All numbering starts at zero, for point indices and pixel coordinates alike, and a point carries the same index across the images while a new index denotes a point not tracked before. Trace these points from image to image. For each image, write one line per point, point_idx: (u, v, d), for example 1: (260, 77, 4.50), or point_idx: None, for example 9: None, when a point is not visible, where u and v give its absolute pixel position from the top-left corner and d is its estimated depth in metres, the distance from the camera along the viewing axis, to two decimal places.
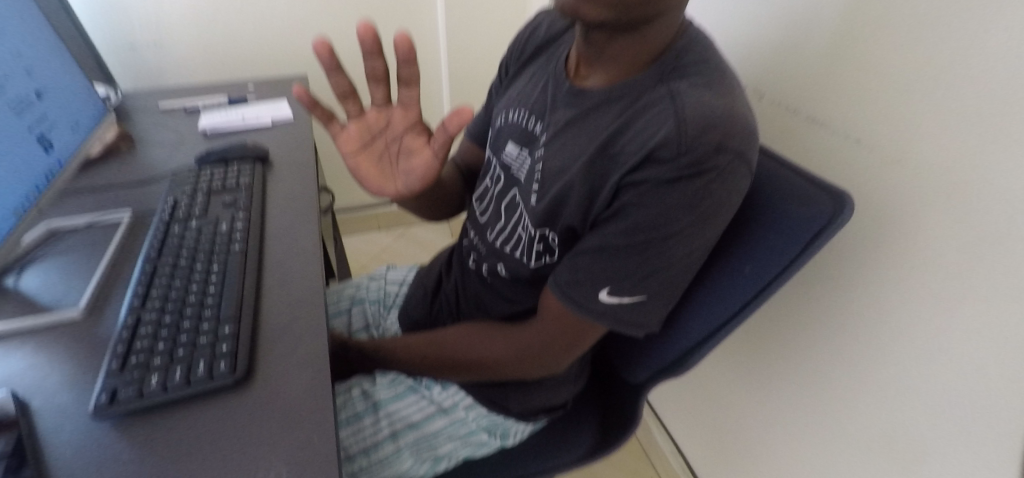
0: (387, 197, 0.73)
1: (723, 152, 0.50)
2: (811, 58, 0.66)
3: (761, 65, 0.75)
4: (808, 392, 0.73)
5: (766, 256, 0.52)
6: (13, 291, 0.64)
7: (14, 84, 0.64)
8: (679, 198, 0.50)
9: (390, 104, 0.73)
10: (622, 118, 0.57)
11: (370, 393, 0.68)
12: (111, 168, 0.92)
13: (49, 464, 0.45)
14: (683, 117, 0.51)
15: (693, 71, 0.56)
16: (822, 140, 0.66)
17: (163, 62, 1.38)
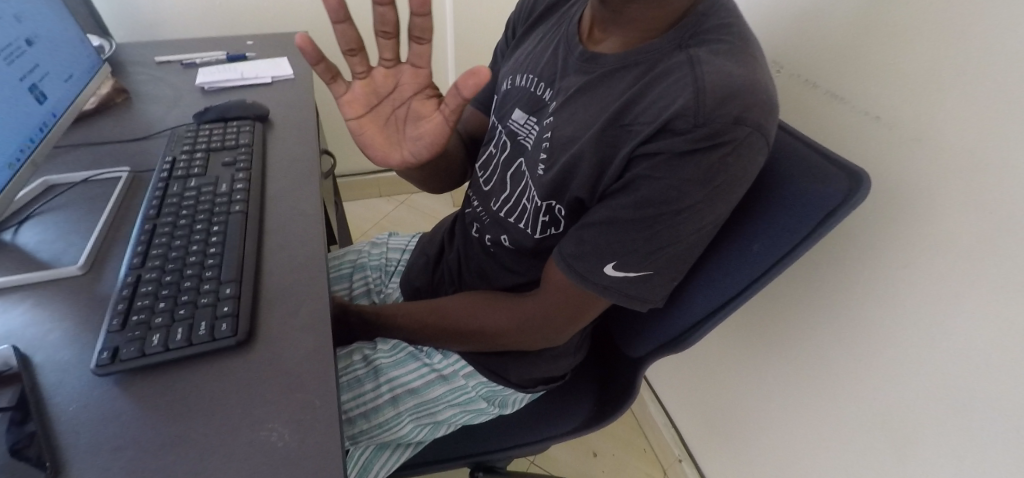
0: (391, 167, 0.72)
1: (741, 125, 0.48)
2: (833, 31, 0.64)
3: (779, 37, 0.73)
4: (805, 371, 0.74)
5: (778, 233, 0.52)
6: (11, 246, 0.64)
7: (2, 30, 0.61)
8: (693, 172, 0.49)
9: (398, 67, 0.71)
10: (637, 86, 0.55)
11: (371, 358, 0.69)
12: (108, 123, 0.90)
13: (54, 419, 0.45)
14: (702, 87, 0.49)
15: (713, 38, 0.54)
16: (837, 118, 0.65)
17: (158, 14, 1.33)
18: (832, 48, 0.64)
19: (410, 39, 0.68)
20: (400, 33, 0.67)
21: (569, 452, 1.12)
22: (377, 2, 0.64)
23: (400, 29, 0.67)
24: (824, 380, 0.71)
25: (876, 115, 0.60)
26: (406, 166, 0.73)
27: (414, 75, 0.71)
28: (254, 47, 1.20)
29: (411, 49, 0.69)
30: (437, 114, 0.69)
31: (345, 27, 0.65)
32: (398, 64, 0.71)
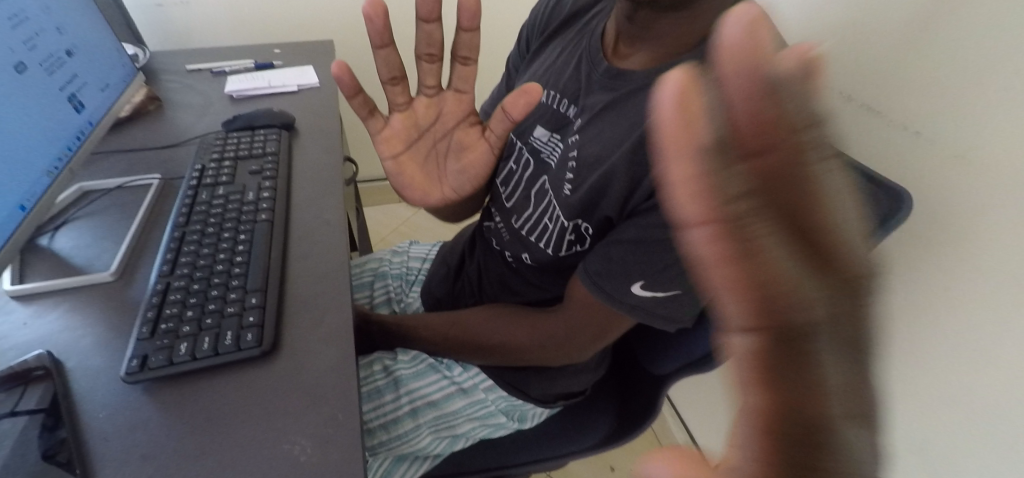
0: (433, 203, 0.73)
1: None
2: (872, 46, 0.63)
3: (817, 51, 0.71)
4: None
5: None
6: (48, 251, 0.65)
7: (43, 42, 0.63)
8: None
9: (440, 94, 0.71)
10: None
11: (391, 368, 0.69)
12: (141, 130, 0.92)
13: (84, 425, 0.47)
14: None
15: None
16: (875, 135, 0.63)
17: (191, 23, 1.36)
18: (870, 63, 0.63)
19: (455, 60, 0.68)
20: (444, 54, 0.68)
21: (587, 465, 1.11)
22: (424, 20, 0.65)
23: (444, 50, 0.67)
24: None
25: (917, 131, 0.58)
26: (447, 202, 0.74)
27: (457, 101, 0.71)
28: (284, 55, 1.22)
29: (453, 71, 0.70)
30: (481, 145, 0.70)
31: (384, 51, 0.65)
32: (440, 90, 0.71)
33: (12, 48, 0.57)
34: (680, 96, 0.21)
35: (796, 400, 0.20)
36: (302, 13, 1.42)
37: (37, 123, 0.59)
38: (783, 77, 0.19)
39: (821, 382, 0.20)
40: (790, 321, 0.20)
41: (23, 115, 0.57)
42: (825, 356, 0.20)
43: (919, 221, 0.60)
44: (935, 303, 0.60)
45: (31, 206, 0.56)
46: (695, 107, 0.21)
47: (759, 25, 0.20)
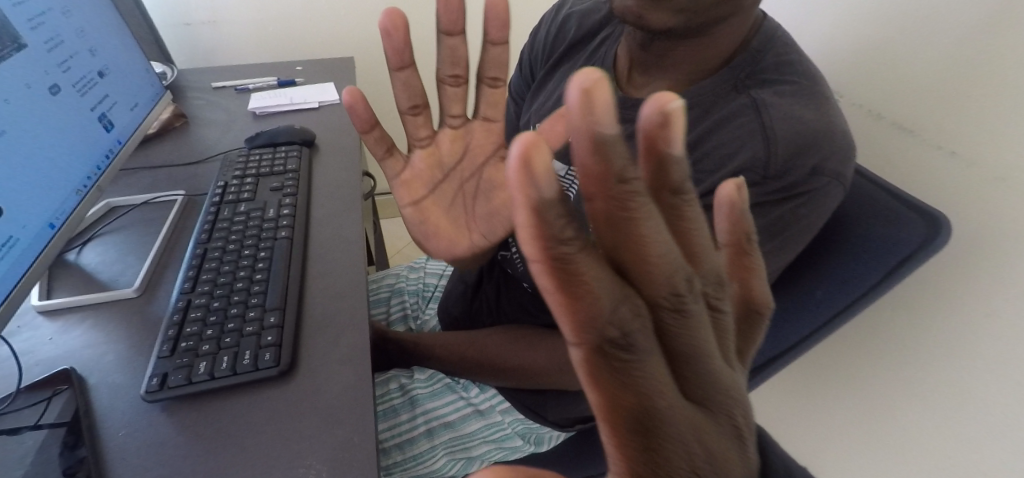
0: (460, 252, 0.69)
1: (818, 176, 0.54)
2: (907, 64, 0.62)
3: (852, 69, 0.70)
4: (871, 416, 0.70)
5: (844, 282, 0.49)
6: (75, 266, 0.67)
7: (76, 64, 0.66)
8: (761, 222, 0.55)
9: (464, 127, 0.70)
10: (699, 130, 0.61)
11: (408, 387, 0.71)
12: (167, 146, 0.95)
13: (104, 443, 0.47)
14: (772, 136, 0.56)
15: (779, 79, 0.60)
16: (906, 153, 0.62)
17: (219, 41, 1.40)
18: (905, 81, 0.62)
19: (483, 81, 0.68)
20: (470, 75, 0.68)
21: None
22: (446, 33, 0.65)
23: (470, 72, 0.67)
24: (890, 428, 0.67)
25: (953, 150, 0.57)
26: (476, 250, 0.70)
27: (484, 135, 0.70)
28: (306, 72, 1.25)
29: (479, 93, 0.69)
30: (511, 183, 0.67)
31: (404, 75, 0.65)
32: (464, 121, 0.70)
33: (47, 72, 0.60)
34: (529, 156, 0.26)
35: (625, 381, 0.30)
36: (327, 31, 1.45)
37: (67, 142, 0.61)
38: (614, 144, 0.27)
39: (642, 365, 0.30)
40: (611, 330, 0.29)
41: (54, 135, 0.59)
42: (638, 346, 0.30)
43: (956, 244, 0.58)
44: (972, 328, 0.58)
45: (60, 225, 0.57)
46: (540, 164, 0.26)
47: (598, 92, 0.25)
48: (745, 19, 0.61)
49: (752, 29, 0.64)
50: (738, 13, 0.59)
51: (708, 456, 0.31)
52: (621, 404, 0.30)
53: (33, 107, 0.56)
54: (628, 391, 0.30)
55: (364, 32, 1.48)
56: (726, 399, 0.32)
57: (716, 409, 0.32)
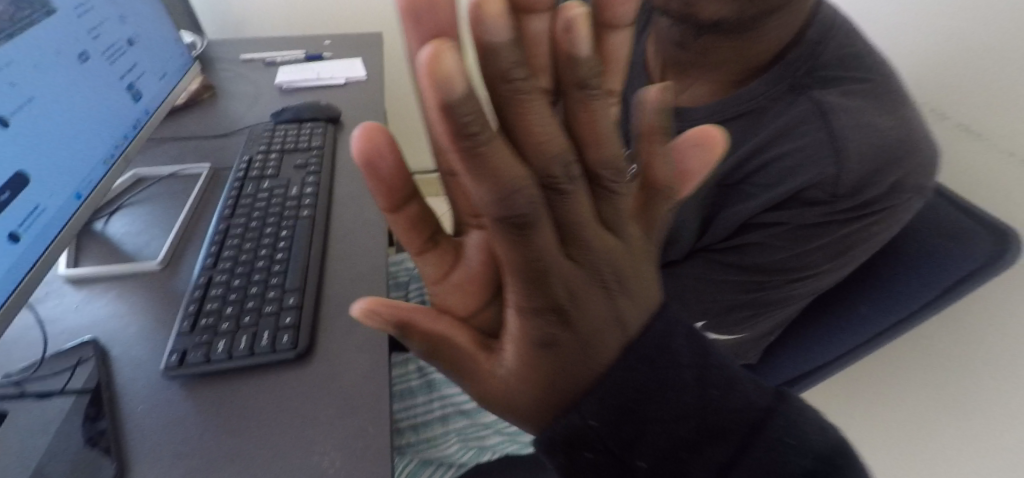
0: None
1: (897, 193, 0.53)
2: (982, 67, 0.60)
3: (928, 70, 0.68)
4: (966, 408, 0.71)
5: (891, 301, 0.52)
6: (101, 236, 0.67)
7: (105, 31, 0.65)
8: (825, 240, 0.56)
9: None
10: (769, 134, 0.60)
11: (426, 369, 0.70)
12: (195, 118, 0.95)
13: (123, 417, 0.47)
14: (845, 147, 0.54)
15: (844, 76, 0.60)
16: (980, 160, 0.61)
17: (248, 12, 1.39)
18: (982, 83, 0.60)
19: None
20: None
21: None
22: None
23: None
24: (971, 411, 0.71)
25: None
26: None
27: None
28: (335, 47, 1.23)
29: None
30: None
31: None
32: None
33: (76, 39, 0.59)
34: (436, 53, 0.21)
35: (535, 256, 0.27)
36: (356, 3, 1.43)
37: (95, 110, 0.60)
38: (501, 50, 0.23)
39: (541, 240, 0.27)
40: (518, 210, 0.25)
41: (81, 103, 0.58)
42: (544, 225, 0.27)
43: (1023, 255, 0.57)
44: None
45: (88, 194, 0.57)
46: (450, 63, 0.21)
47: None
48: (794, 15, 0.59)
49: (804, 22, 0.62)
50: (786, 6, 0.56)
51: (581, 319, 0.31)
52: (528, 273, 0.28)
53: (61, 74, 0.56)
54: (517, 259, 0.27)
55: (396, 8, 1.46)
56: (607, 263, 0.30)
57: (595, 272, 0.30)
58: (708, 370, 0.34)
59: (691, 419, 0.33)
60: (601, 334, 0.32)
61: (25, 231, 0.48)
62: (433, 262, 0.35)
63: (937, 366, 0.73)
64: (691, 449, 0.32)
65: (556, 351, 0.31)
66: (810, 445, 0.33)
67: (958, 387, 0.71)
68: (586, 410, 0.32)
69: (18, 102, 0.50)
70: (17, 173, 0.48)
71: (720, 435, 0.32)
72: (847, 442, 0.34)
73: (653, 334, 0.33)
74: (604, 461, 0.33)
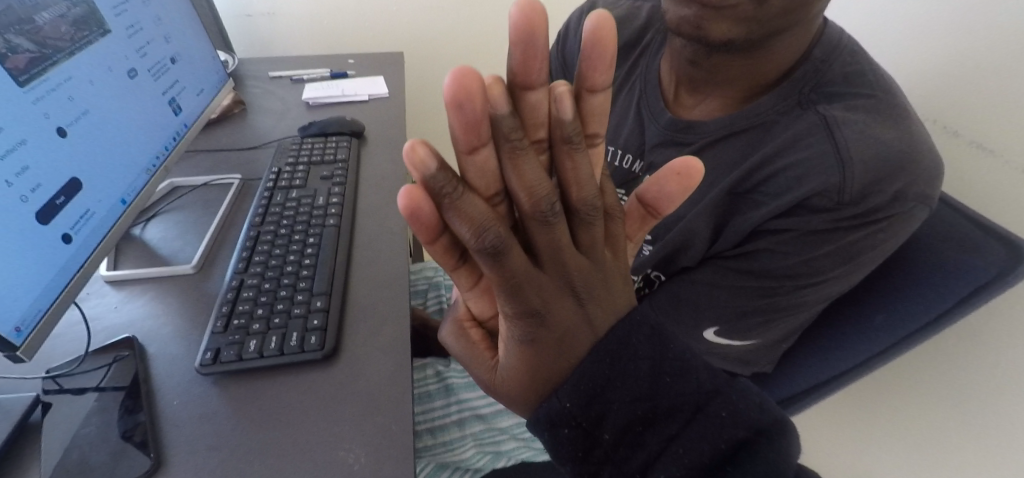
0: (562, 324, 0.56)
1: (901, 201, 0.54)
2: (991, 85, 0.62)
3: (936, 88, 0.69)
4: (984, 422, 0.71)
5: (904, 313, 0.53)
6: (139, 240, 0.71)
7: (152, 50, 0.70)
8: (831, 247, 0.57)
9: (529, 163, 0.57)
10: (779, 144, 0.62)
11: (443, 375, 0.73)
12: (226, 132, 0.99)
13: (160, 410, 0.50)
14: (850, 159, 0.56)
15: (850, 92, 0.62)
16: (990, 174, 0.62)
17: (276, 32, 1.45)
18: (994, 102, 0.61)
19: None
20: None
21: None
22: None
23: None
24: (989, 425, 0.71)
25: None
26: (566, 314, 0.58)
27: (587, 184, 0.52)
28: (358, 66, 1.28)
29: None
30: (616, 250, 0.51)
31: None
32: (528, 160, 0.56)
33: (126, 56, 0.64)
34: (412, 147, 0.32)
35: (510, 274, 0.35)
36: (377, 25, 1.48)
37: (140, 122, 0.64)
38: (502, 119, 0.33)
39: (514, 266, 0.35)
40: (489, 244, 0.33)
41: (129, 114, 0.62)
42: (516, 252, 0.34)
43: None
44: None
45: (131, 201, 0.60)
46: (421, 152, 0.32)
47: (475, 78, 0.32)
48: (803, 36, 0.61)
49: (811, 42, 0.64)
50: (796, 27, 0.58)
51: (553, 318, 0.37)
52: (506, 288, 0.35)
53: (112, 88, 0.60)
54: (496, 277, 0.35)
55: (416, 29, 1.51)
56: (578, 276, 0.37)
57: (562, 278, 0.37)
58: (663, 361, 0.38)
59: (645, 401, 0.37)
60: (573, 332, 0.38)
61: (75, 234, 0.51)
62: (465, 274, 0.43)
63: (953, 382, 0.74)
64: (645, 424, 0.37)
65: (533, 346, 0.38)
66: (746, 417, 0.36)
67: (974, 402, 0.71)
68: (562, 395, 0.38)
69: (76, 113, 0.53)
70: (71, 179, 0.52)
71: (670, 414, 0.37)
72: (787, 421, 0.37)
73: (616, 335, 0.38)
74: (576, 438, 0.38)
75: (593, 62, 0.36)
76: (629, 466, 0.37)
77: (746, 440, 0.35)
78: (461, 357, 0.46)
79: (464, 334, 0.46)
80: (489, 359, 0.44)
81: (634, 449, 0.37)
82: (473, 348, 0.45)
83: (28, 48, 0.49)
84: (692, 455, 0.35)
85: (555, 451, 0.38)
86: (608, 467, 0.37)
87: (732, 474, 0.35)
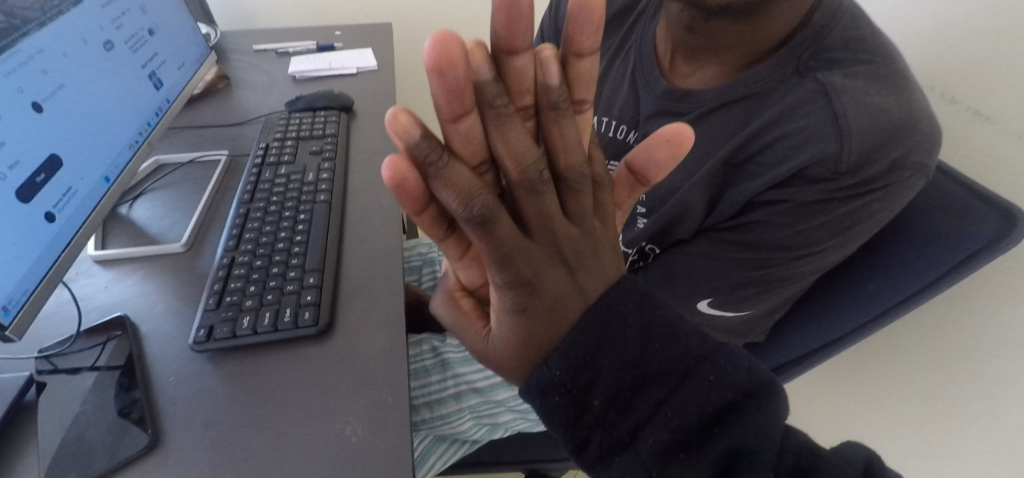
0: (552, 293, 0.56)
1: (898, 171, 0.54)
2: (991, 49, 0.61)
3: (935, 53, 0.69)
4: (974, 385, 0.73)
5: (898, 280, 0.54)
6: (127, 219, 0.70)
7: (128, 21, 0.67)
8: (826, 218, 0.56)
9: None
10: (776, 112, 0.61)
11: (439, 350, 0.71)
12: (211, 107, 0.97)
13: (155, 388, 0.50)
14: (847, 128, 0.55)
15: (849, 58, 0.61)
16: (987, 141, 0.62)
17: (260, 4, 1.40)
18: (993, 66, 0.61)
19: None
20: None
21: None
22: None
23: None
24: (979, 388, 0.72)
25: None
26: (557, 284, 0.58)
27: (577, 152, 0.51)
28: (345, 38, 1.25)
29: None
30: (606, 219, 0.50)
31: None
32: None
33: (102, 27, 0.61)
34: (394, 115, 0.32)
35: (498, 241, 0.35)
36: None
37: (120, 98, 0.62)
38: (486, 85, 0.32)
39: (501, 233, 0.35)
40: (476, 212, 0.33)
41: (108, 88, 0.60)
42: (502, 219, 0.34)
43: None
44: None
45: (114, 178, 0.59)
46: (404, 120, 0.32)
47: (456, 42, 0.31)
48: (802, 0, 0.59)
49: (810, 8, 0.62)
50: None
51: (543, 286, 0.37)
52: (494, 255, 0.36)
53: (89, 62, 0.58)
54: (484, 245, 0.35)
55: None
56: (566, 243, 0.37)
57: (551, 245, 0.37)
58: (652, 326, 0.37)
59: (634, 367, 0.36)
60: (563, 299, 0.38)
61: (59, 212, 0.50)
62: (454, 244, 0.42)
63: (944, 347, 0.75)
64: (635, 389, 0.36)
65: (525, 315, 0.38)
66: (735, 380, 0.35)
67: (964, 366, 0.73)
68: (552, 363, 0.38)
69: (52, 87, 0.52)
70: (50, 156, 0.50)
71: (659, 378, 0.36)
72: (777, 382, 0.36)
73: (605, 301, 0.38)
74: (567, 405, 0.37)
75: (580, 25, 0.35)
76: (619, 430, 0.36)
77: (733, 402, 0.35)
78: (453, 326, 0.46)
79: (454, 302, 0.46)
80: (480, 327, 0.45)
81: (624, 414, 0.36)
82: (464, 315, 0.45)
83: None
84: (680, 418, 0.35)
85: (546, 417, 0.38)
86: (599, 432, 0.37)
87: (721, 436, 0.34)
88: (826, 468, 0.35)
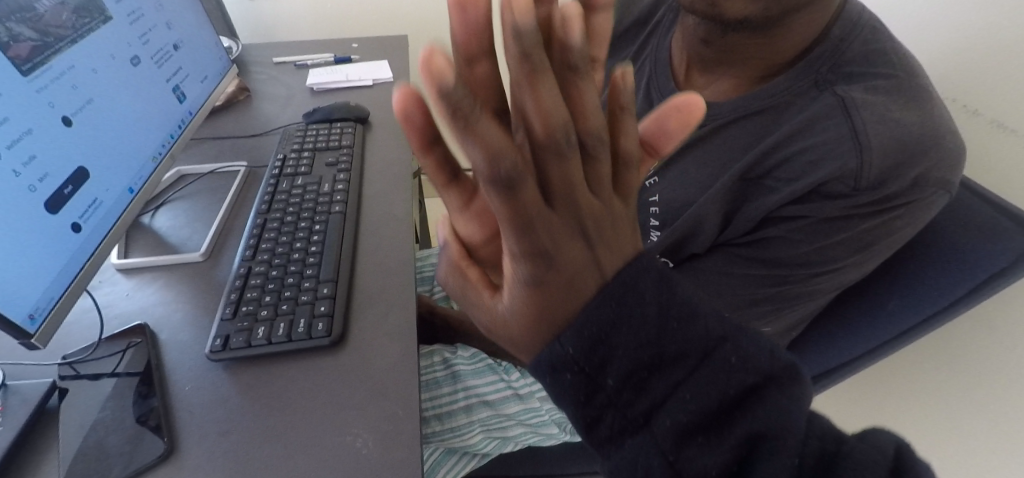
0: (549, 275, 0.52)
1: (919, 189, 0.53)
2: (1015, 63, 0.60)
3: (958, 67, 0.68)
4: (1000, 405, 0.71)
5: (918, 297, 0.53)
6: (149, 228, 0.71)
7: (154, 37, 0.69)
8: (845, 235, 0.56)
9: None
10: (793, 126, 0.61)
11: (450, 362, 0.72)
12: (232, 119, 0.99)
13: (172, 396, 0.51)
14: (868, 143, 0.54)
15: (870, 72, 0.60)
16: (1011, 156, 0.61)
17: (281, 18, 1.43)
18: (1018, 80, 0.60)
19: None
20: None
21: None
22: None
23: None
24: (1006, 408, 0.71)
25: None
26: None
27: None
28: (362, 51, 1.27)
29: None
30: None
31: None
32: None
33: (130, 43, 0.64)
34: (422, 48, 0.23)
35: (521, 210, 0.28)
36: (383, 9, 1.46)
37: (146, 110, 0.64)
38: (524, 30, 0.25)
39: (523, 200, 0.28)
40: (501, 176, 0.26)
41: (134, 102, 0.62)
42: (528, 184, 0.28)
43: None
44: None
45: (137, 189, 0.60)
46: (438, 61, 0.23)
47: None
48: (819, 15, 0.60)
49: (828, 21, 0.63)
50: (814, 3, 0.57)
51: (561, 261, 0.31)
52: (511, 222, 0.29)
53: (117, 77, 0.60)
54: (502, 211, 0.28)
55: (422, 13, 1.49)
56: (589, 216, 0.31)
57: (573, 215, 0.31)
58: (669, 303, 0.33)
59: (652, 346, 0.32)
60: (579, 274, 0.32)
61: (84, 222, 0.52)
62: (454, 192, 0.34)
63: (968, 364, 0.73)
64: (651, 368, 0.32)
65: (536, 291, 0.32)
66: (754, 360, 0.32)
67: (990, 384, 0.71)
68: (566, 338, 0.32)
69: (80, 101, 0.53)
70: (78, 169, 0.52)
71: (676, 357, 0.32)
72: (797, 363, 0.33)
73: (622, 275, 0.33)
74: (578, 383, 0.33)
75: None
76: (633, 410, 0.33)
77: (751, 385, 0.32)
78: (450, 290, 0.38)
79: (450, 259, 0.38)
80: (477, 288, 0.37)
81: (639, 393, 0.33)
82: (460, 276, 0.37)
83: (30, 37, 0.49)
84: (698, 400, 0.32)
85: (556, 394, 0.34)
86: (610, 412, 0.33)
87: (741, 418, 0.32)
88: (852, 455, 0.32)
